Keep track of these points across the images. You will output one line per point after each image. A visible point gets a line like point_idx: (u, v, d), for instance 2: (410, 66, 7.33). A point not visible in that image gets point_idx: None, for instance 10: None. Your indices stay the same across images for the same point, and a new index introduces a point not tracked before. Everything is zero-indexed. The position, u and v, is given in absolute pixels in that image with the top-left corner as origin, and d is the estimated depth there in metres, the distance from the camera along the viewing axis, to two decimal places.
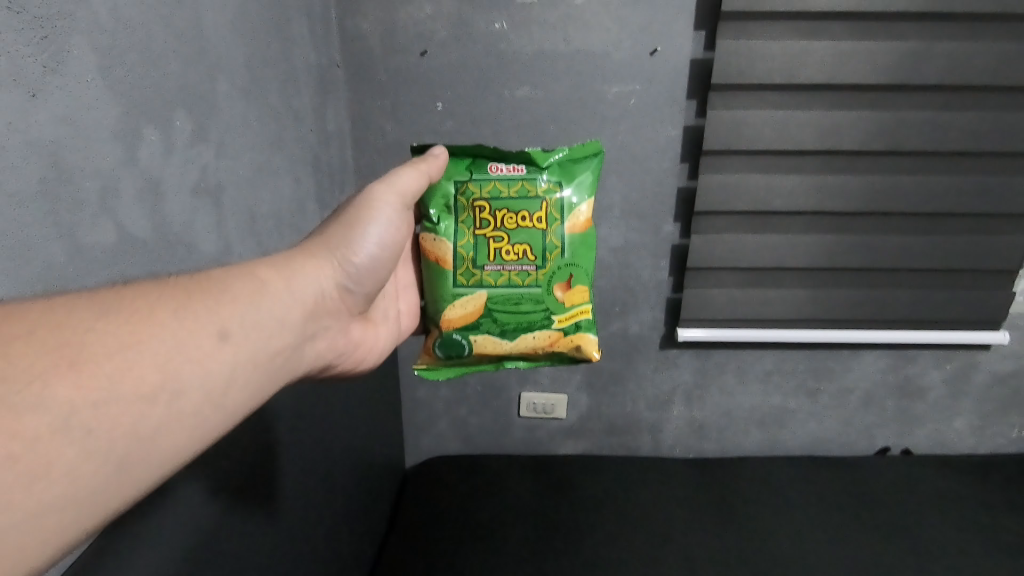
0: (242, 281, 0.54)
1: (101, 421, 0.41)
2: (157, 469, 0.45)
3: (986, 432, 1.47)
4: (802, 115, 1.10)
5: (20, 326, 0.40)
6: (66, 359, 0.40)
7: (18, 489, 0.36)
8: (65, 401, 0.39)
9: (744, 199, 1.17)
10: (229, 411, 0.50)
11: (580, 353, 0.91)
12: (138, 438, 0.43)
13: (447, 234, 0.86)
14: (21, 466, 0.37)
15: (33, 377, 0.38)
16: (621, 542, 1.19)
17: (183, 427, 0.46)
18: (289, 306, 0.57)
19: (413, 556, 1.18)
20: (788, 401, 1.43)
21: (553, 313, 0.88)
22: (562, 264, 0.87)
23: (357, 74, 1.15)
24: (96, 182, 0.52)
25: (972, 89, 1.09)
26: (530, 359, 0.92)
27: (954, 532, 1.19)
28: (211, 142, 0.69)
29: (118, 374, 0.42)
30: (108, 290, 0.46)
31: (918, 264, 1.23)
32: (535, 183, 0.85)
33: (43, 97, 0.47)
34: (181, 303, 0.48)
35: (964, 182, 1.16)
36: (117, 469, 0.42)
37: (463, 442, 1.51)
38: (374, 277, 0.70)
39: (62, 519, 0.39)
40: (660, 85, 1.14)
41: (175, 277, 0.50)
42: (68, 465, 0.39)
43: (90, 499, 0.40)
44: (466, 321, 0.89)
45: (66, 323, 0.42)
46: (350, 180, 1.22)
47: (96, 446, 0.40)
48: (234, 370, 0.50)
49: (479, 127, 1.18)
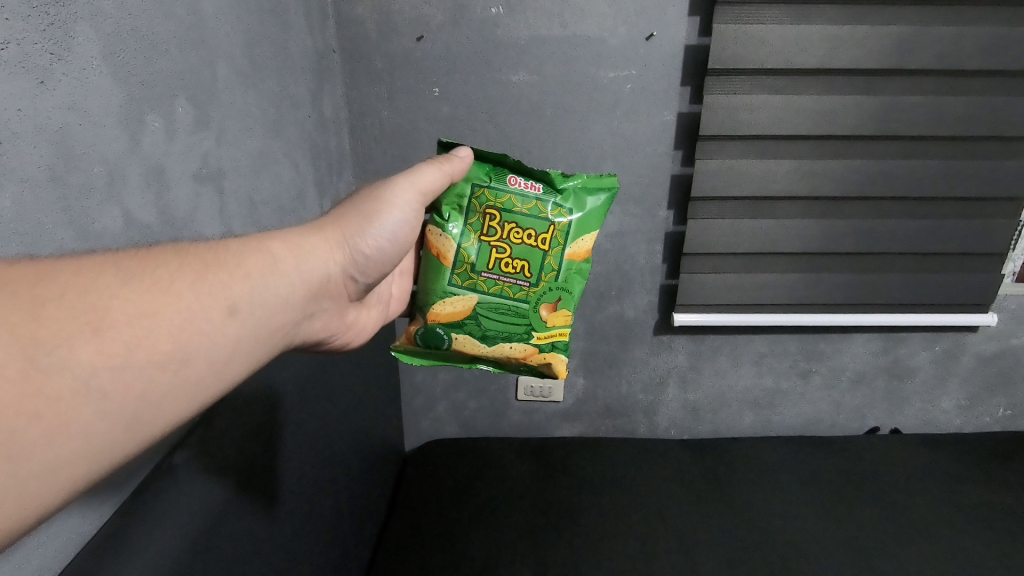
0: (255, 258, 0.56)
1: (116, 384, 0.42)
2: (161, 433, 0.46)
3: (973, 412, 1.50)
4: (797, 100, 1.11)
5: (50, 288, 0.41)
6: (91, 324, 0.41)
7: (37, 443, 0.38)
8: (86, 364, 0.41)
9: (739, 185, 1.18)
10: (230, 382, 0.52)
11: (550, 371, 0.92)
12: (147, 402, 0.44)
13: (454, 235, 0.86)
14: (41, 422, 0.38)
15: (60, 340, 0.40)
16: (617, 520, 1.22)
17: (188, 394, 0.47)
18: (294, 285, 0.59)
19: (413, 536, 1.20)
20: (780, 383, 1.46)
21: (534, 329, 0.89)
22: (555, 287, 0.87)
23: (352, 59, 1.14)
24: (103, 169, 0.53)
25: (965, 74, 1.10)
26: (501, 366, 0.92)
27: (940, 507, 1.23)
28: (212, 129, 0.70)
29: (136, 341, 0.44)
30: (131, 257, 0.47)
31: (909, 248, 1.25)
32: (547, 205, 0.85)
33: (51, 85, 0.47)
34: (199, 277, 0.50)
35: (954, 166, 1.17)
36: (127, 430, 0.43)
37: (461, 425, 1.54)
38: (377, 263, 0.72)
39: (72, 474, 0.40)
40: (656, 70, 1.14)
41: (194, 248, 0.52)
42: (84, 424, 0.40)
43: (99, 458, 0.42)
44: (451, 319, 0.89)
45: (92, 288, 0.43)
46: (348, 167, 1.22)
47: (109, 407, 0.42)
48: (238, 344, 0.52)
49: (476, 113, 1.19)
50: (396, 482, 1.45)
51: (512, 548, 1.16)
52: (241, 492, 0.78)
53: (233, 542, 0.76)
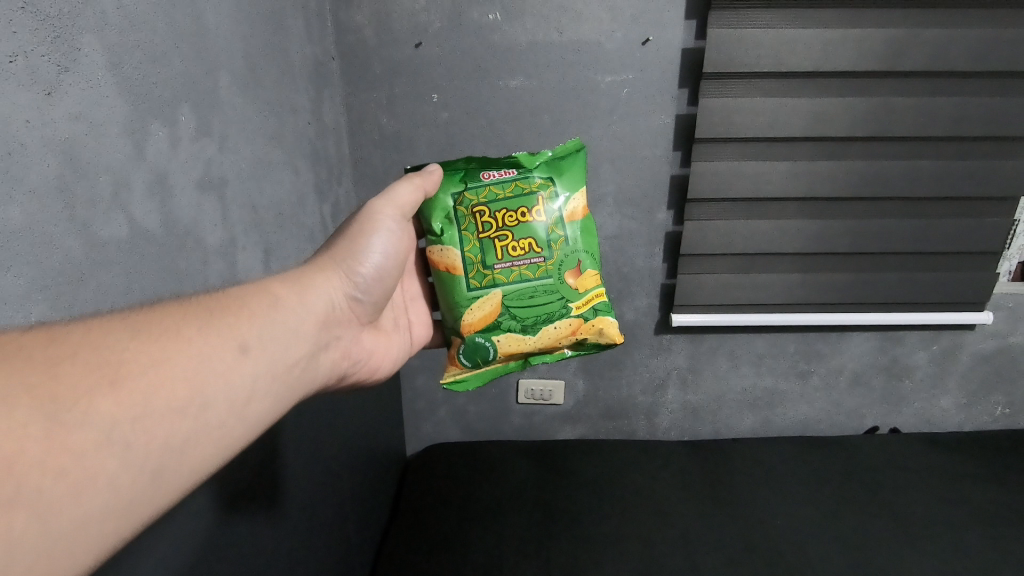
0: (259, 298, 0.58)
1: (139, 434, 0.43)
2: (186, 480, 0.46)
3: (972, 410, 1.51)
4: (791, 103, 1.12)
5: (64, 346, 0.42)
6: (107, 378, 0.42)
7: (66, 500, 0.38)
8: (107, 417, 0.41)
9: (736, 187, 1.19)
10: (251, 421, 0.53)
11: (603, 337, 0.91)
12: (170, 450, 0.45)
13: (454, 242, 0.87)
14: (68, 479, 0.38)
15: (79, 395, 0.40)
16: (619, 521, 1.23)
17: (210, 439, 0.48)
18: (301, 319, 0.61)
19: (417, 540, 1.21)
20: (779, 383, 1.47)
21: (569, 300, 0.89)
22: (568, 253, 0.88)
23: (352, 66, 1.15)
24: (109, 177, 0.54)
25: (957, 75, 1.12)
26: (555, 352, 0.92)
27: (939, 504, 1.24)
28: (214, 137, 0.71)
29: (153, 390, 0.44)
30: (139, 311, 0.48)
31: (905, 248, 1.26)
32: (527, 181, 0.87)
33: (58, 95, 0.48)
34: (205, 321, 0.51)
35: (948, 166, 1.19)
36: (152, 480, 0.44)
37: (463, 429, 1.54)
38: (381, 288, 0.74)
39: (102, 529, 0.40)
40: (652, 74, 1.15)
41: (196, 297, 0.53)
42: (110, 477, 0.41)
43: (127, 511, 0.42)
44: (487, 322, 0.89)
45: (105, 342, 0.44)
46: (348, 173, 1.23)
47: (134, 458, 0.42)
48: (255, 382, 0.53)
49: (475, 118, 1.20)
50: (398, 489, 1.45)
51: (514, 550, 1.16)
52: (246, 498, 0.79)
53: (235, 547, 0.77)
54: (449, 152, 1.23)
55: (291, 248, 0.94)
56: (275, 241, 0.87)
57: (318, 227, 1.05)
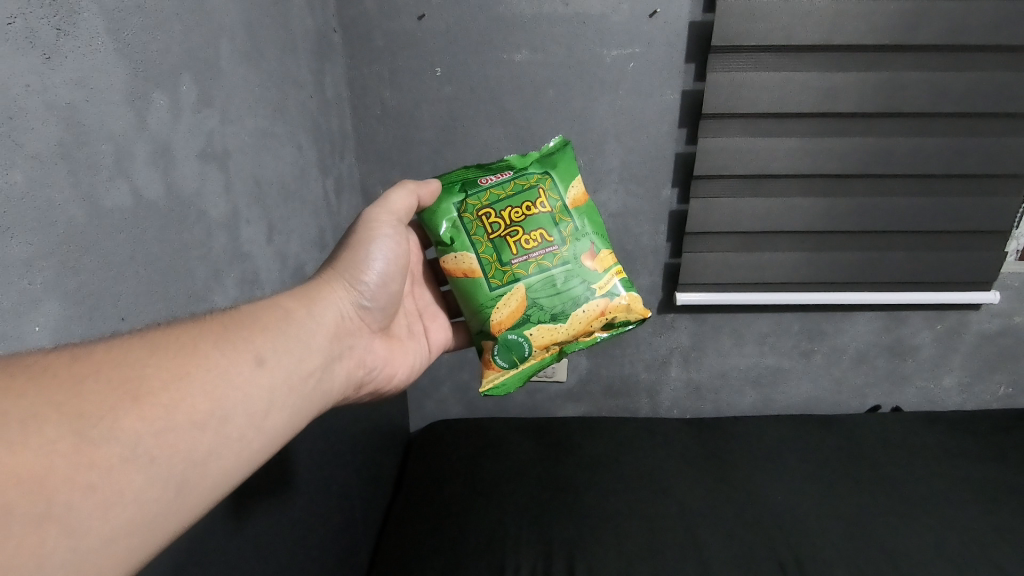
0: (270, 313, 0.60)
1: (162, 449, 0.44)
2: (209, 493, 0.48)
3: (973, 389, 1.51)
4: (800, 78, 1.10)
5: (88, 364, 0.43)
6: (130, 395, 0.44)
7: (94, 515, 0.39)
8: (131, 431, 0.42)
9: (742, 163, 1.18)
10: (270, 434, 0.54)
11: (632, 313, 0.90)
12: (193, 463, 0.46)
13: (466, 248, 0.86)
14: (97, 493, 0.40)
15: (104, 412, 0.42)
16: (621, 495, 1.24)
17: (231, 453, 0.50)
18: (312, 331, 0.63)
19: (421, 514, 1.22)
20: (782, 362, 1.47)
21: (592, 282, 0.88)
22: (579, 236, 0.88)
23: (354, 39, 1.14)
24: (111, 145, 0.53)
25: (970, 49, 1.09)
26: (589, 336, 0.90)
27: (938, 482, 1.25)
28: (216, 107, 0.70)
29: (173, 404, 0.46)
30: (157, 330, 0.50)
31: (911, 226, 1.25)
32: (525, 177, 0.88)
33: (58, 59, 0.47)
34: (220, 337, 0.53)
35: (958, 144, 1.17)
36: (176, 494, 0.45)
37: (466, 405, 1.56)
38: (388, 295, 0.75)
39: (129, 543, 0.42)
40: (660, 48, 1.13)
41: (210, 314, 0.55)
42: (135, 491, 0.42)
43: (153, 526, 0.43)
44: (515, 318, 0.87)
45: (126, 360, 0.45)
46: (350, 148, 1.22)
47: (157, 472, 0.43)
48: (273, 394, 0.55)
49: (479, 93, 1.18)
50: (400, 466, 1.46)
51: (516, 526, 1.18)
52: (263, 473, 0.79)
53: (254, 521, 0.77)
54: (452, 128, 1.22)
55: (294, 223, 0.93)
56: (279, 215, 0.87)
57: (320, 202, 1.04)
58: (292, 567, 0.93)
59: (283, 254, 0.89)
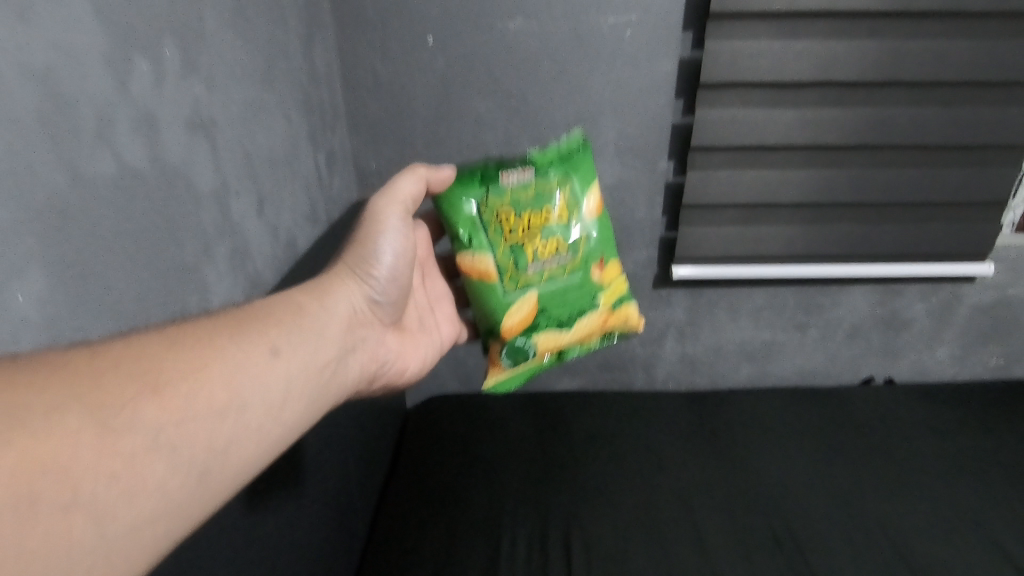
0: (281, 308, 0.64)
1: (182, 437, 0.47)
2: (230, 479, 0.52)
3: (967, 361, 1.52)
4: (801, 47, 1.08)
5: (105, 360, 0.46)
6: (150, 387, 0.47)
7: (120, 500, 0.42)
8: (154, 420, 0.46)
9: (741, 134, 1.16)
10: (288, 423, 0.58)
11: (626, 322, 1.01)
12: (215, 450, 0.50)
13: (483, 249, 0.90)
14: (123, 481, 0.43)
15: (125, 403, 0.45)
16: (615, 469, 1.25)
17: (247, 434, 0.54)
18: (324, 326, 0.67)
19: (418, 490, 1.23)
20: (778, 335, 1.47)
21: (596, 293, 0.97)
22: (591, 249, 0.95)
23: (344, 7, 1.11)
24: (92, 110, 0.51)
25: (972, 16, 1.08)
26: (587, 342, 0.99)
27: (931, 454, 1.26)
28: (201, 75, 0.68)
29: (193, 394, 0.49)
30: (177, 326, 0.53)
31: (909, 198, 1.24)
32: (545, 181, 0.90)
33: (32, 19, 0.46)
34: (234, 331, 0.57)
35: (959, 113, 1.16)
36: (200, 482, 0.48)
37: (462, 381, 1.56)
38: (396, 289, 0.79)
39: (156, 529, 0.45)
40: (657, 16, 1.11)
41: (226, 311, 0.59)
42: (158, 479, 0.45)
43: (176, 510, 0.46)
44: (525, 325, 0.94)
45: (146, 356, 0.48)
46: (342, 121, 1.20)
47: (178, 460, 0.47)
48: (287, 385, 0.59)
49: (472, 63, 1.16)
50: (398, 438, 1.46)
51: (512, 500, 1.18)
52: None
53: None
54: (446, 99, 1.19)
55: (285, 196, 0.91)
56: (268, 187, 0.85)
57: (312, 176, 1.02)
58: (293, 540, 0.93)
59: (273, 227, 0.87)
